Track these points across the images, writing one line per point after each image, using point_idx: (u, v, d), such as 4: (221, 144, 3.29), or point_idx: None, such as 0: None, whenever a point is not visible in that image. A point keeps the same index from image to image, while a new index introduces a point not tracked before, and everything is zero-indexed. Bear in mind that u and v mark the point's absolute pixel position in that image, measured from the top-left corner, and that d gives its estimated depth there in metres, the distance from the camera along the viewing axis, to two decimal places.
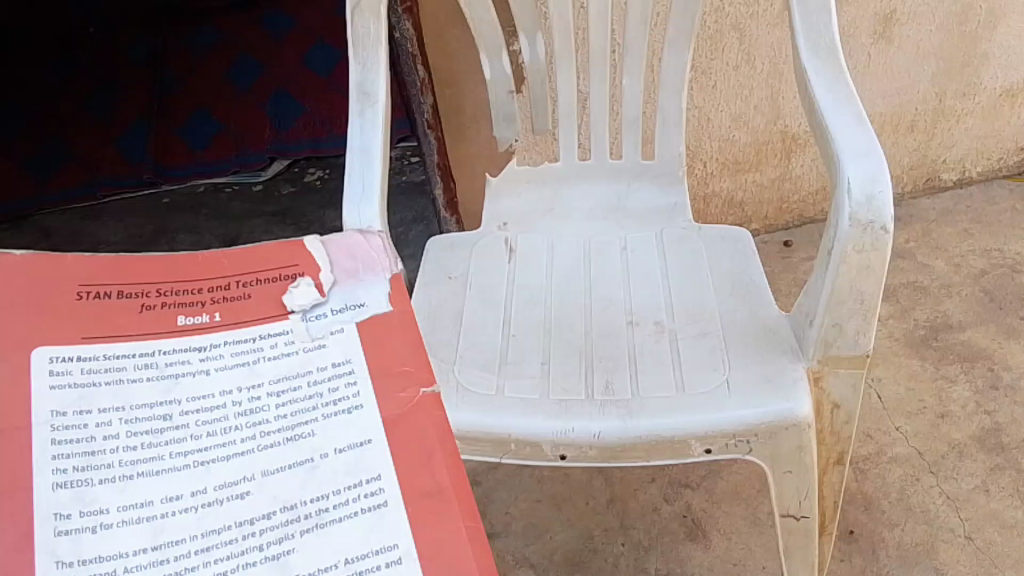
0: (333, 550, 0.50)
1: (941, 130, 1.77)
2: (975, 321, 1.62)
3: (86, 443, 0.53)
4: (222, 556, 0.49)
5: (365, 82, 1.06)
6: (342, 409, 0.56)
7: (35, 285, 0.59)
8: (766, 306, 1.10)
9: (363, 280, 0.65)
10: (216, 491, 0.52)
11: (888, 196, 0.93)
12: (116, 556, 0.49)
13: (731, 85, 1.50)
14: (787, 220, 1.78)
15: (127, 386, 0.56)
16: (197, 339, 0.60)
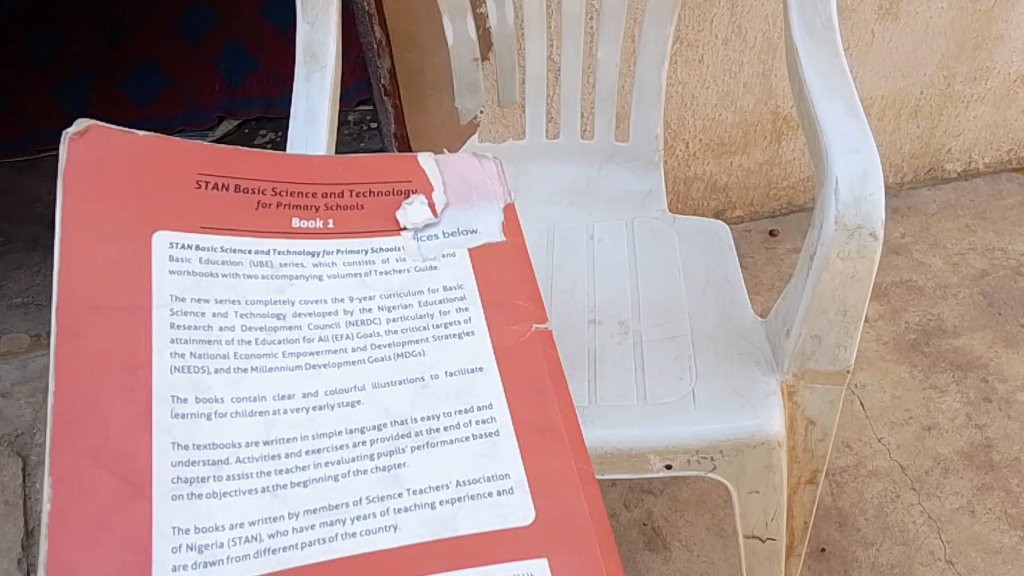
0: (443, 466, 0.44)
1: (948, 117, 1.63)
2: (971, 327, 1.53)
3: (203, 325, 0.46)
4: (334, 460, 0.43)
5: (313, 42, 0.94)
6: (453, 334, 0.49)
7: (149, 158, 0.50)
8: (739, 308, 1.00)
9: (476, 205, 0.54)
10: (329, 397, 0.45)
11: (879, 200, 0.83)
12: (228, 445, 0.43)
13: (720, 58, 1.37)
14: (775, 208, 1.65)
15: (239, 279, 0.48)
16: (308, 244, 0.51)
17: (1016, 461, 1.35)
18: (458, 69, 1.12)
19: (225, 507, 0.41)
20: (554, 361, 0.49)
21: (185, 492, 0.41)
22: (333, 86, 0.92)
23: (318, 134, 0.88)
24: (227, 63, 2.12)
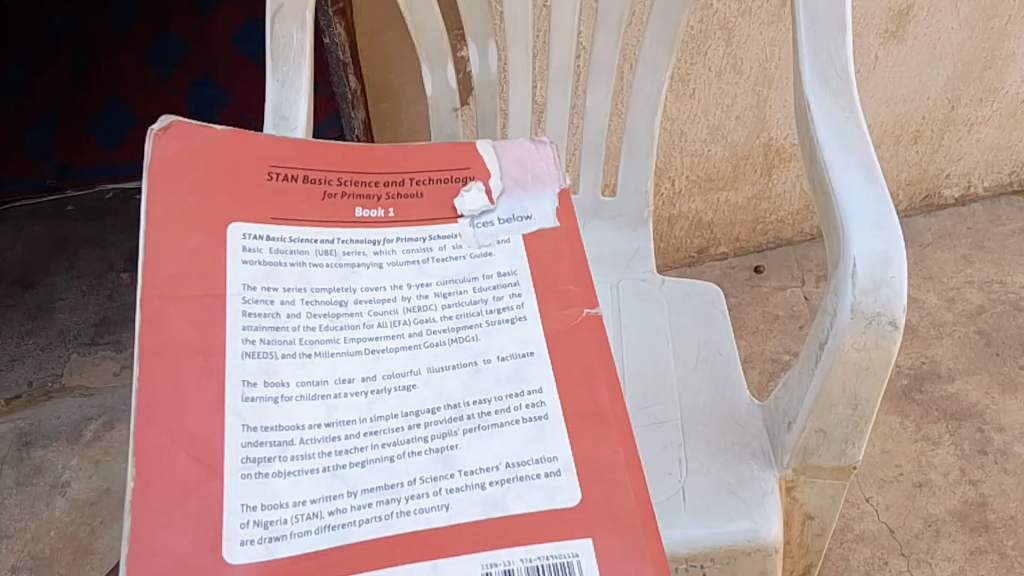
0: (495, 450, 0.51)
1: (950, 140, 1.57)
2: (966, 370, 1.56)
3: (273, 313, 0.54)
4: (389, 442, 0.50)
5: (283, 102, 0.78)
6: (505, 319, 0.56)
7: (225, 167, 0.58)
8: (734, 389, 0.91)
9: (530, 190, 0.62)
10: (385, 380, 0.53)
11: (902, 284, 0.69)
12: (292, 428, 0.50)
13: (711, 94, 1.37)
14: (762, 242, 1.70)
15: (308, 269, 0.56)
16: (372, 233, 0.59)
17: (1011, 520, 1.39)
18: (436, 120, 1.03)
19: (289, 486, 0.48)
20: (602, 343, 0.56)
21: (253, 471, 0.48)
22: None
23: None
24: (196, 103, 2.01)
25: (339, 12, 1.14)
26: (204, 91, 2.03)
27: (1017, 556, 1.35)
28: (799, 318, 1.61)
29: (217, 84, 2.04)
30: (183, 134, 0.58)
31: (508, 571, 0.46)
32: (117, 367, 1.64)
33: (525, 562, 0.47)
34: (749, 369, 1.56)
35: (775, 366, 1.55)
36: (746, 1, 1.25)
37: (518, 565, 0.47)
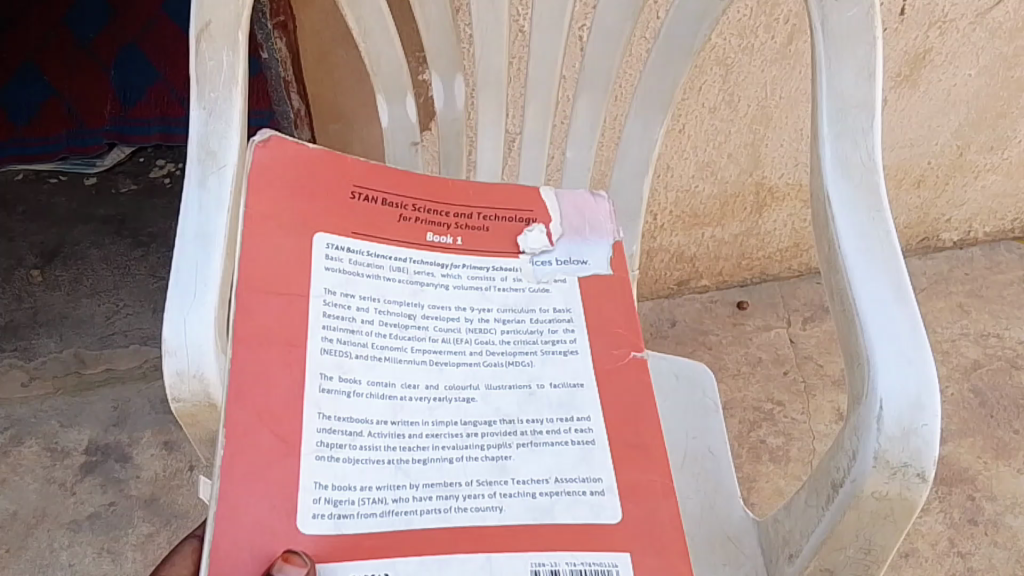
0: (545, 464, 0.58)
1: (953, 187, 1.56)
2: (959, 431, 1.47)
3: (349, 316, 0.60)
4: (451, 447, 0.57)
5: (209, 134, 0.68)
6: (560, 351, 0.65)
7: (314, 189, 0.64)
8: (727, 498, 0.81)
9: (588, 241, 0.71)
10: (447, 390, 0.60)
11: (935, 433, 0.60)
12: (362, 421, 0.57)
13: (701, 129, 1.29)
14: (746, 276, 1.61)
15: (382, 283, 0.63)
16: (442, 258, 0.66)
17: None
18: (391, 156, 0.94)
19: (356, 473, 0.54)
20: (646, 383, 0.65)
21: (326, 454, 0.55)
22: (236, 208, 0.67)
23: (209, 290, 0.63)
24: (120, 77, 1.89)
25: (280, 27, 1.09)
26: (128, 65, 1.91)
27: None
28: (784, 363, 1.51)
29: (142, 58, 1.92)
30: (279, 144, 0.65)
31: (554, 572, 0.54)
32: (26, 377, 1.50)
33: (569, 565, 0.54)
34: (729, 417, 1.44)
35: (757, 416, 1.44)
36: (746, 35, 1.18)
37: (563, 568, 0.54)
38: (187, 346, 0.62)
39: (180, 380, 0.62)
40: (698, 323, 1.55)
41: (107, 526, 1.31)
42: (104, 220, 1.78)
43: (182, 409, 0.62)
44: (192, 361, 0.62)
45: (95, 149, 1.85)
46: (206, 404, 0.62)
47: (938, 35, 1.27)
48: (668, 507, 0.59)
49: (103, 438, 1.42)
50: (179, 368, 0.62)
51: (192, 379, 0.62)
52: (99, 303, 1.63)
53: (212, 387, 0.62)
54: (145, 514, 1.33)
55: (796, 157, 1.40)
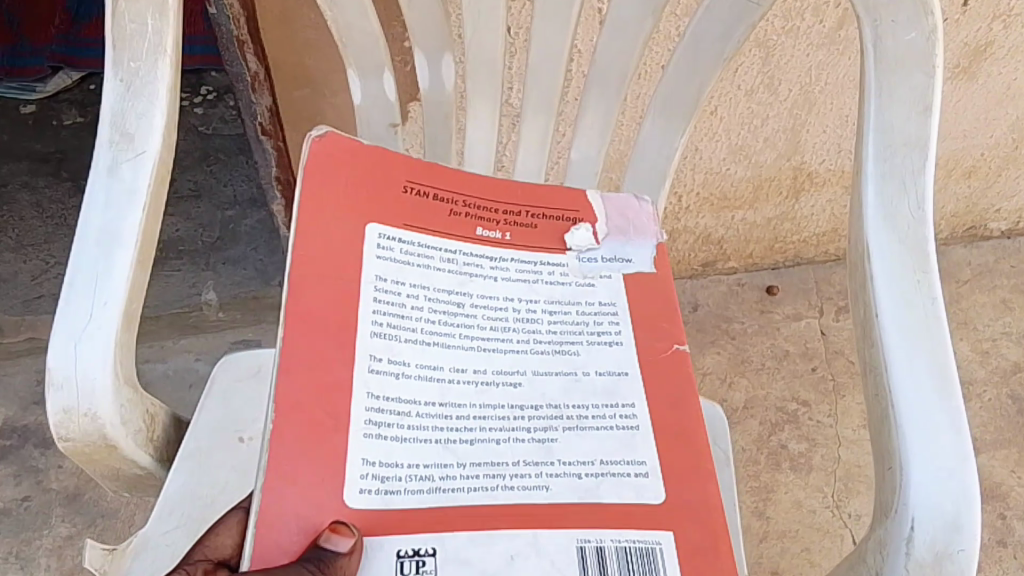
0: (590, 449, 0.53)
1: (1006, 179, 1.42)
2: (995, 443, 1.32)
3: (398, 302, 0.56)
4: (497, 429, 0.52)
5: (126, 112, 0.62)
6: (605, 341, 0.59)
7: (366, 175, 0.60)
8: None
9: (632, 241, 0.64)
10: (494, 374, 0.55)
11: (974, 559, 0.51)
12: (409, 403, 0.52)
13: (738, 112, 1.10)
14: (778, 259, 1.39)
15: (428, 270, 0.58)
16: (490, 250, 0.61)
17: None
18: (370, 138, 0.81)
19: (402, 451, 0.50)
20: (688, 373, 0.60)
21: (373, 432, 0.50)
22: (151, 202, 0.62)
23: (108, 311, 0.58)
24: None
25: None
26: None
27: None
28: (812, 359, 1.31)
29: None
30: (335, 142, 0.60)
31: (599, 548, 0.49)
32: None
33: (614, 542, 0.49)
34: (748, 418, 1.25)
35: (780, 418, 1.25)
36: (791, 19, 0.99)
37: (608, 544, 0.49)
38: (75, 379, 0.57)
39: (68, 418, 0.57)
40: (724, 310, 1.35)
41: (17, 526, 1.20)
42: (41, 156, 1.69)
43: (73, 448, 0.59)
44: (81, 399, 0.57)
45: (37, 71, 1.77)
46: (98, 443, 0.59)
47: (1002, 28, 1.15)
48: (714, 490, 0.54)
49: (21, 418, 1.30)
50: (66, 404, 0.57)
51: (82, 418, 0.58)
52: (26, 258, 1.49)
53: (104, 426, 0.58)
54: (65, 513, 1.21)
55: (840, 145, 1.19)
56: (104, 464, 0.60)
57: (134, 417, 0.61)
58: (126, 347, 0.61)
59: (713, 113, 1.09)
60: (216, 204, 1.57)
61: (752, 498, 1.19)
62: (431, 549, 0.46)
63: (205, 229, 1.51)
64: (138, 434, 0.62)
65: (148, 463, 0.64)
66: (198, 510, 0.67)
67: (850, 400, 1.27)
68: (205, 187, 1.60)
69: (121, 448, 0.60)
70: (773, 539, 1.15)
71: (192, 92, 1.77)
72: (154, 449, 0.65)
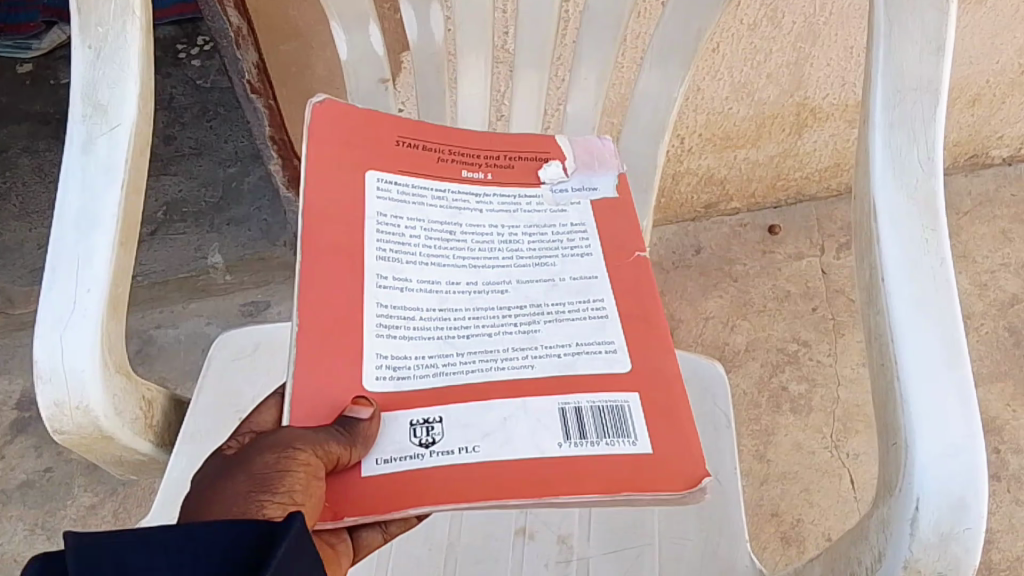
0: (570, 334, 0.52)
1: (1010, 105, 1.34)
2: (989, 375, 1.30)
3: (394, 231, 0.54)
4: (488, 324, 0.51)
5: (97, 82, 0.61)
6: (576, 250, 0.57)
7: (359, 124, 0.58)
8: (731, 539, 0.67)
9: (596, 172, 0.61)
10: (484, 286, 0.53)
11: (980, 537, 0.47)
12: (411, 309, 0.51)
13: (740, 47, 1.05)
14: (779, 198, 1.35)
15: (419, 205, 0.56)
16: (472, 183, 0.58)
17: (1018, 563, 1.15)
18: (354, 94, 0.75)
19: (407, 348, 0.49)
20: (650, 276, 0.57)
21: (384, 333, 0.50)
22: (128, 176, 0.60)
23: (92, 297, 0.57)
24: None
25: None
26: None
27: None
28: (813, 298, 1.27)
29: None
30: (332, 109, 0.58)
31: (576, 408, 0.47)
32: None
33: (589, 403, 0.47)
34: (749, 360, 1.23)
35: (780, 359, 1.23)
36: None
37: (585, 406, 0.47)
38: (63, 374, 0.56)
39: (60, 412, 0.56)
40: (726, 252, 1.31)
41: (42, 497, 1.08)
42: (40, 118, 1.41)
43: (70, 441, 0.58)
44: (71, 391, 0.56)
45: (31, 28, 1.46)
46: (94, 434, 0.57)
47: None
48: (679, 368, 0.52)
49: None
50: (57, 397, 0.56)
51: (74, 411, 0.56)
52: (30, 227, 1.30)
53: (97, 418, 0.57)
54: (89, 482, 1.09)
55: (845, 78, 1.14)
56: (103, 452, 0.59)
57: (129, 405, 0.60)
58: (114, 335, 0.59)
59: (715, 50, 1.05)
60: (217, 160, 1.31)
61: (751, 441, 1.17)
62: (439, 416, 0.46)
63: (206, 187, 1.29)
64: (137, 422, 0.60)
65: (152, 449, 0.62)
66: None
67: (850, 338, 1.24)
68: (206, 144, 1.33)
69: (118, 437, 0.59)
70: (773, 481, 1.14)
71: (185, 43, 1.44)
72: (157, 435, 0.63)
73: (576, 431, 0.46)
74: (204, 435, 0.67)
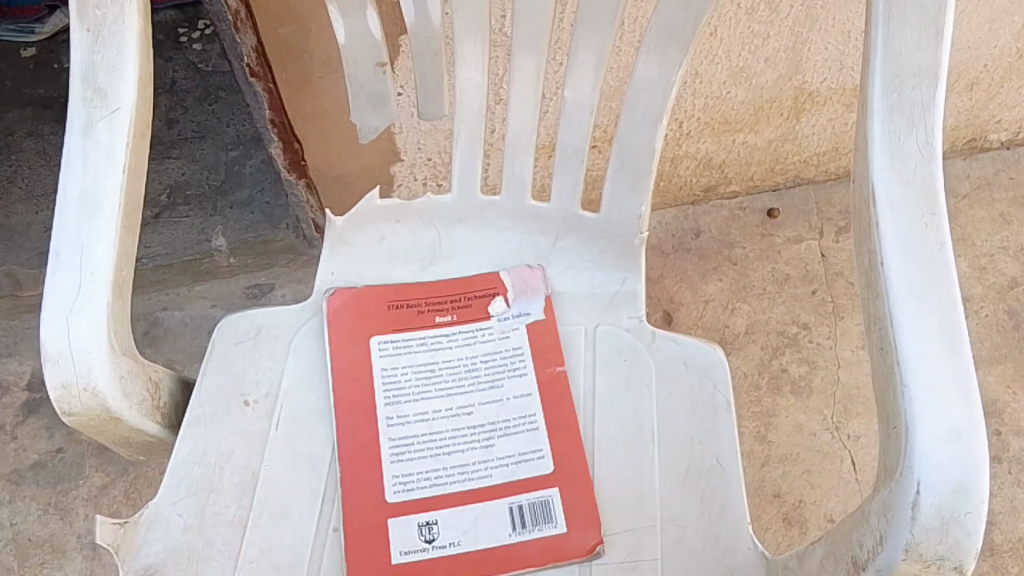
0: (513, 541, 0.67)
1: (1008, 89, 1.34)
2: (988, 359, 1.30)
3: (395, 381, 0.73)
4: (461, 510, 0.68)
5: (96, 66, 0.62)
6: (521, 426, 0.72)
7: (362, 322, 0.75)
8: (734, 523, 0.67)
9: (530, 296, 0.77)
10: (456, 474, 0.70)
11: (981, 523, 0.49)
12: (415, 469, 0.70)
13: (737, 33, 1.05)
14: (778, 181, 1.35)
15: (404, 389, 0.73)
16: (444, 353, 0.75)
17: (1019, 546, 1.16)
18: (353, 79, 0.75)
19: (408, 521, 0.67)
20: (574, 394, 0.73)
21: (400, 489, 0.69)
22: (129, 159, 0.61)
23: (97, 281, 0.58)
24: None
25: None
26: None
27: None
28: (813, 282, 1.28)
29: None
30: (343, 293, 0.76)
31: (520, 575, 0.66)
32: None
33: (527, 501, 0.69)
34: (750, 343, 1.23)
35: (781, 342, 1.23)
36: None
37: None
38: (72, 356, 0.57)
39: (68, 394, 0.57)
40: (725, 236, 1.31)
41: (54, 477, 1.07)
42: (43, 102, 1.33)
43: (78, 421, 0.59)
44: (79, 374, 0.57)
45: (33, 11, 1.37)
46: (101, 415, 0.59)
47: None
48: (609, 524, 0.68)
49: None
50: (65, 379, 0.57)
51: (82, 393, 0.58)
52: (38, 210, 1.23)
53: (105, 401, 0.58)
54: (100, 462, 1.07)
55: (842, 62, 1.14)
56: (111, 433, 0.61)
57: (135, 388, 0.61)
58: (119, 318, 0.61)
59: (714, 35, 1.04)
60: (218, 144, 1.27)
61: (752, 423, 1.17)
62: (436, 519, 0.67)
63: (209, 170, 1.24)
64: (143, 404, 0.62)
65: (157, 430, 0.64)
66: (208, 478, 0.65)
67: (850, 322, 1.24)
68: (208, 128, 1.29)
69: (125, 419, 0.60)
70: (775, 463, 1.14)
71: (187, 27, 1.40)
72: (163, 416, 0.65)
73: (520, 524, 0.68)
74: (211, 419, 0.67)
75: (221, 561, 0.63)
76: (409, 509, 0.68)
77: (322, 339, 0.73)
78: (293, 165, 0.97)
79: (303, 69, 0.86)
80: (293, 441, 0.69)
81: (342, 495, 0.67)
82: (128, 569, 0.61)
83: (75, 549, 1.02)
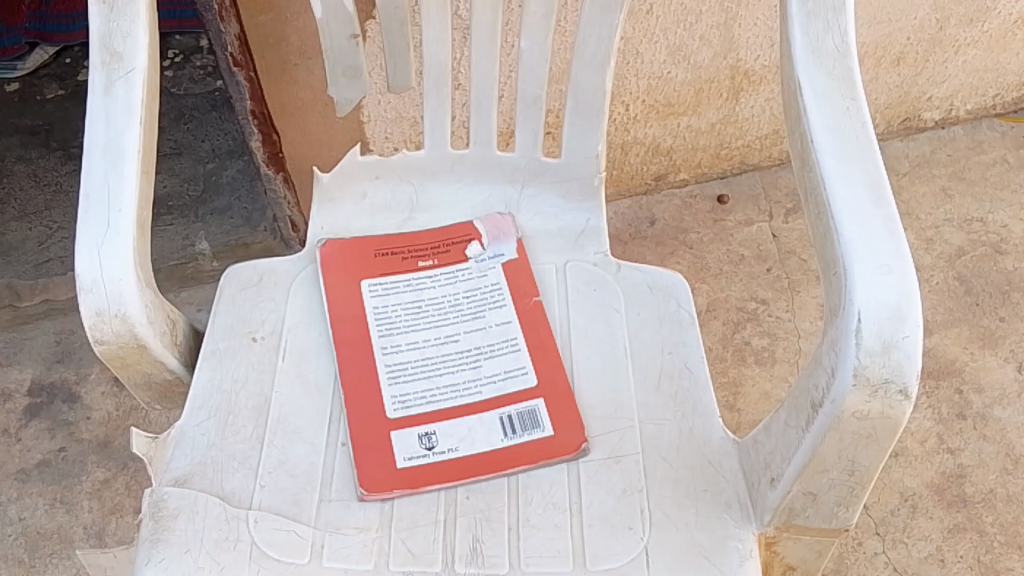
0: (506, 444, 0.72)
1: (933, 64, 1.43)
2: (945, 322, 1.30)
3: (387, 318, 0.80)
4: (456, 423, 0.74)
5: (112, 33, 0.69)
6: (504, 348, 0.78)
7: (351, 267, 0.82)
8: (704, 418, 0.73)
9: (501, 238, 0.85)
10: (448, 393, 0.75)
11: (917, 346, 0.56)
12: (410, 390, 0.75)
13: (672, 11, 1.14)
14: (725, 168, 1.43)
15: (395, 325, 0.79)
16: (428, 293, 0.81)
17: (990, 495, 1.14)
18: (329, 50, 0.82)
19: (406, 436, 0.73)
20: (549, 317, 0.80)
21: (397, 408, 0.74)
22: (144, 113, 0.68)
23: (124, 217, 0.64)
24: None
25: None
26: None
27: (1000, 533, 1.11)
28: (767, 260, 1.34)
29: None
30: (334, 245, 0.84)
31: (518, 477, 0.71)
32: None
33: (515, 410, 0.74)
34: (711, 319, 1.29)
35: (741, 316, 1.29)
36: None
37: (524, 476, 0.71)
38: (104, 285, 0.63)
39: (100, 321, 0.64)
40: (679, 223, 1.39)
41: (59, 474, 1.09)
42: (29, 130, 1.42)
43: (108, 351, 0.65)
44: (110, 302, 0.64)
45: (14, 50, 1.50)
46: (130, 343, 0.65)
47: None
48: (592, 421, 0.73)
49: (46, 376, 1.18)
50: (98, 307, 0.64)
51: (114, 319, 0.64)
52: (31, 226, 1.31)
53: (134, 326, 0.64)
54: (101, 458, 1.11)
55: (771, 38, 1.24)
56: (136, 367, 0.68)
57: (158, 319, 0.68)
58: (141, 253, 0.67)
59: (649, 12, 1.13)
60: (196, 158, 1.34)
61: (722, 392, 1.22)
62: (434, 431, 0.73)
63: (189, 182, 1.32)
64: (164, 336, 0.69)
65: (176, 366, 0.71)
66: (223, 403, 0.72)
67: (805, 295, 1.30)
68: (185, 144, 1.36)
69: (150, 347, 0.67)
70: (746, 429, 1.19)
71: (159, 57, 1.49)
72: (179, 353, 0.72)
73: (510, 430, 0.73)
74: (225, 352, 0.75)
75: (244, 471, 0.70)
76: (408, 423, 0.74)
77: (319, 286, 0.81)
78: (272, 158, 1.04)
79: (280, 56, 0.95)
80: (301, 371, 0.75)
81: (346, 414, 0.73)
82: (159, 479, 0.69)
83: (81, 540, 1.04)
